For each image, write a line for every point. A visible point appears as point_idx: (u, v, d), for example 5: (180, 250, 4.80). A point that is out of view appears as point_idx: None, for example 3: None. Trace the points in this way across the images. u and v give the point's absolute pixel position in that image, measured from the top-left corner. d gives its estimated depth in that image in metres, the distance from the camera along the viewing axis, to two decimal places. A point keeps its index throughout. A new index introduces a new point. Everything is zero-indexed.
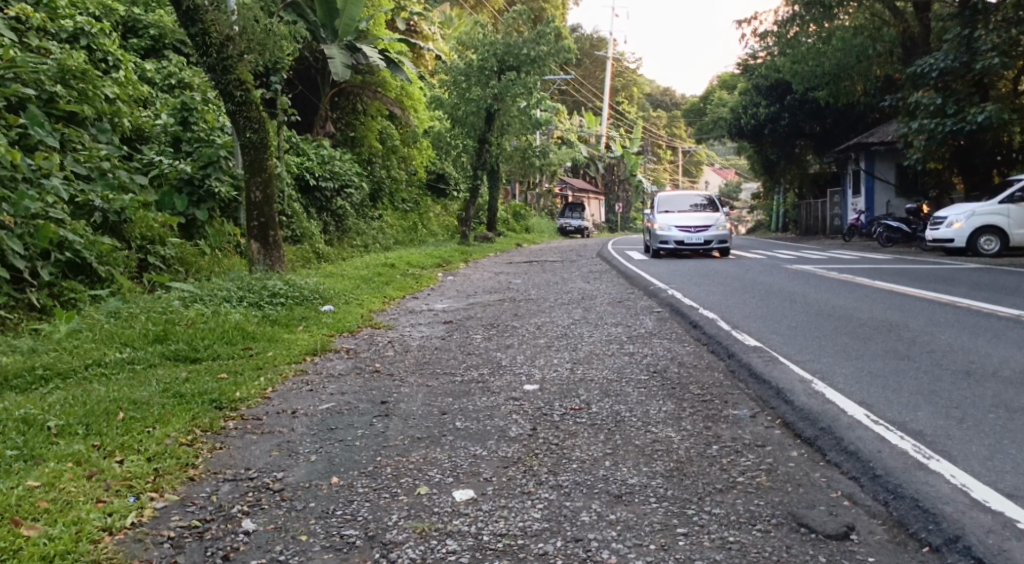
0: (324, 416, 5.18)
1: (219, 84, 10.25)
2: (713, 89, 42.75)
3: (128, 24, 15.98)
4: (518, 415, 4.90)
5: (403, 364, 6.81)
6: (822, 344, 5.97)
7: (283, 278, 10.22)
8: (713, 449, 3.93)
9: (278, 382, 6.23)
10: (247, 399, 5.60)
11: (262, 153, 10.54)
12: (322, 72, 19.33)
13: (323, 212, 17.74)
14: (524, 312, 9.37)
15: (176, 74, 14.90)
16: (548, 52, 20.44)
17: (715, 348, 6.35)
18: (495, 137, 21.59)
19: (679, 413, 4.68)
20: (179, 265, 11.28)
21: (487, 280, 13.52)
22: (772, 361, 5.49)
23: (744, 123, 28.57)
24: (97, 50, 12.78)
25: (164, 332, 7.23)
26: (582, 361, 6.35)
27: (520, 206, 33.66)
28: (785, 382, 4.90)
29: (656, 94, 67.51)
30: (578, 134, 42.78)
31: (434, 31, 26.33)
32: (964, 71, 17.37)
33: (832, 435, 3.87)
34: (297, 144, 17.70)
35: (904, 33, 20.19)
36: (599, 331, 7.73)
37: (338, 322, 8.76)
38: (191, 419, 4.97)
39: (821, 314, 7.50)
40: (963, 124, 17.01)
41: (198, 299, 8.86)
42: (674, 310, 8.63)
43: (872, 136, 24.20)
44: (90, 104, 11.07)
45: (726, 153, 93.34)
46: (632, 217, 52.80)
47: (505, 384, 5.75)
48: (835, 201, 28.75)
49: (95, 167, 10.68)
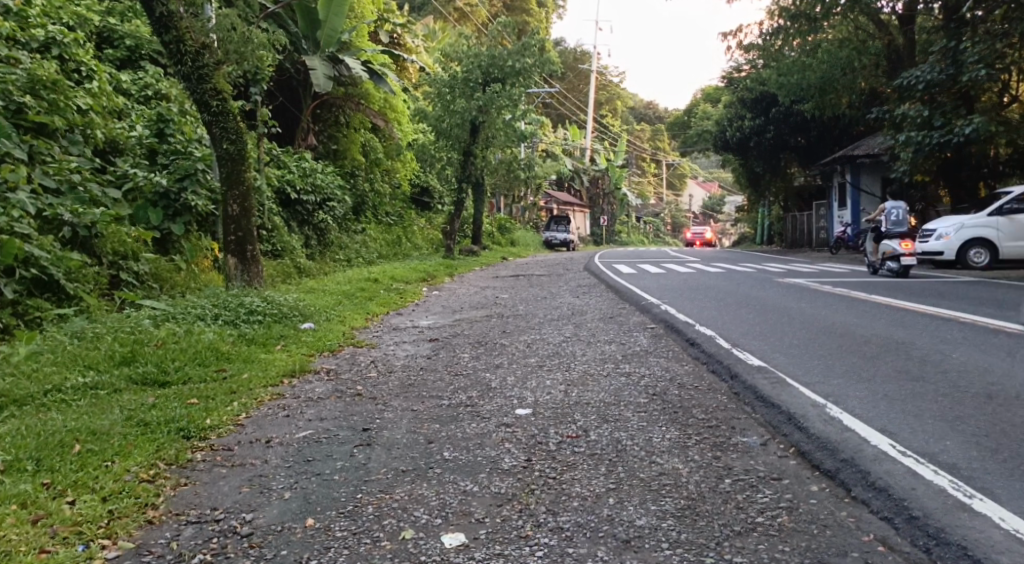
0: (300, 446, 4.80)
1: (194, 94, 9.85)
2: (697, 102, 42.76)
3: (103, 34, 15.59)
4: (511, 443, 4.54)
5: (387, 386, 6.42)
6: (830, 364, 5.65)
7: (261, 294, 9.82)
8: (726, 484, 3.59)
9: (252, 407, 5.85)
10: (218, 427, 5.21)
11: (239, 165, 10.15)
12: (305, 84, 19.03)
13: (305, 226, 17.35)
14: (512, 329, 9.03)
15: (152, 85, 14.52)
16: (532, 64, 20.15)
17: (716, 367, 6.02)
18: (480, 149, 21.28)
19: (685, 441, 4.34)
20: (152, 281, 10.87)
21: (473, 295, 13.17)
22: (779, 383, 5.15)
23: (730, 135, 28.47)
24: (70, 60, 12.37)
25: (132, 354, 6.81)
26: (576, 383, 6.01)
27: (505, 219, 33.33)
28: (796, 406, 4.57)
29: (639, 108, 67.56)
30: (563, 146, 42.63)
31: (418, 43, 26.19)
32: (951, 83, 17.29)
33: (857, 468, 3.54)
34: (278, 156, 17.32)
35: (890, 45, 20.15)
36: (592, 349, 7.39)
37: (318, 341, 8.37)
38: (154, 451, 4.58)
39: (823, 330, 7.19)
40: (950, 136, 16.90)
41: (170, 318, 8.43)
42: (670, 326, 8.29)
43: (859, 148, 24.13)
44: (61, 114, 10.64)
45: (710, 165, 93.61)
46: (617, 230, 52.66)
47: (496, 408, 5.40)
48: (823, 213, 28.71)
49: (65, 180, 10.25)
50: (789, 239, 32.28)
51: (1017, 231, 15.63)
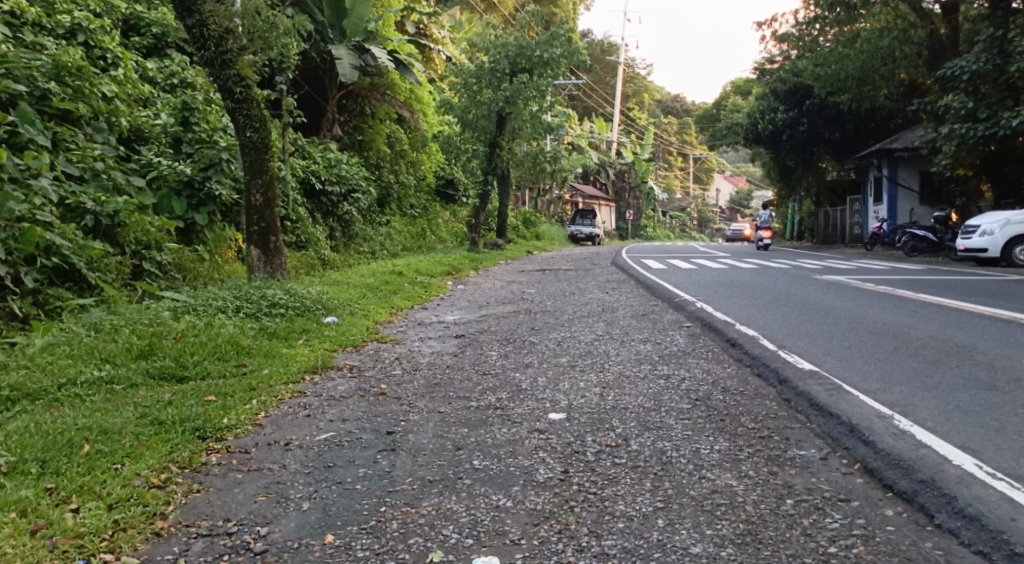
0: (320, 449, 4.52)
1: (218, 80, 9.60)
2: (727, 95, 42.03)
3: (130, 22, 15.48)
4: (545, 452, 4.22)
5: (411, 386, 6.11)
6: (888, 370, 5.27)
7: (283, 287, 9.57)
8: (789, 505, 3.29)
9: (271, 406, 5.59)
10: (235, 427, 4.93)
11: (263, 154, 9.91)
12: (331, 73, 18.81)
13: (329, 217, 17.12)
14: (542, 326, 8.70)
15: (179, 73, 14.35)
16: (561, 53, 19.76)
17: (762, 371, 5.66)
18: (507, 141, 20.94)
19: (736, 453, 4.00)
20: (175, 271, 10.67)
21: (499, 289, 12.84)
22: (835, 389, 4.79)
23: (762, 129, 27.88)
24: (95, 47, 12.14)
25: (149, 347, 6.56)
26: (611, 386, 5.66)
27: (530, 212, 32.96)
28: (859, 416, 4.21)
29: (666, 101, 66.73)
30: (589, 139, 42.11)
31: (445, 34, 25.92)
32: (996, 75, 16.72)
33: (938, 491, 3.24)
34: (303, 147, 17.14)
35: (931, 36, 19.57)
36: (626, 349, 7.05)
37: (342, 335, 8.11)
38: (167, 453, 4.30)
39: (873, 332, 6.81)
40: (996, 129, 16.25)
41: (190, 310, 8.19)
42: (707, 326, 7.92)
43: (896, 142, 23.49)
44: (85, 101, 10.46)
45: (737, 160, 92.34)
46: (643, 224, 52.05)
47: (527, 412, 5.07)
48: (856, 208, 28.11)
49: (88, 168, 10.04)
50: (820, 235, 31.58)
51: None
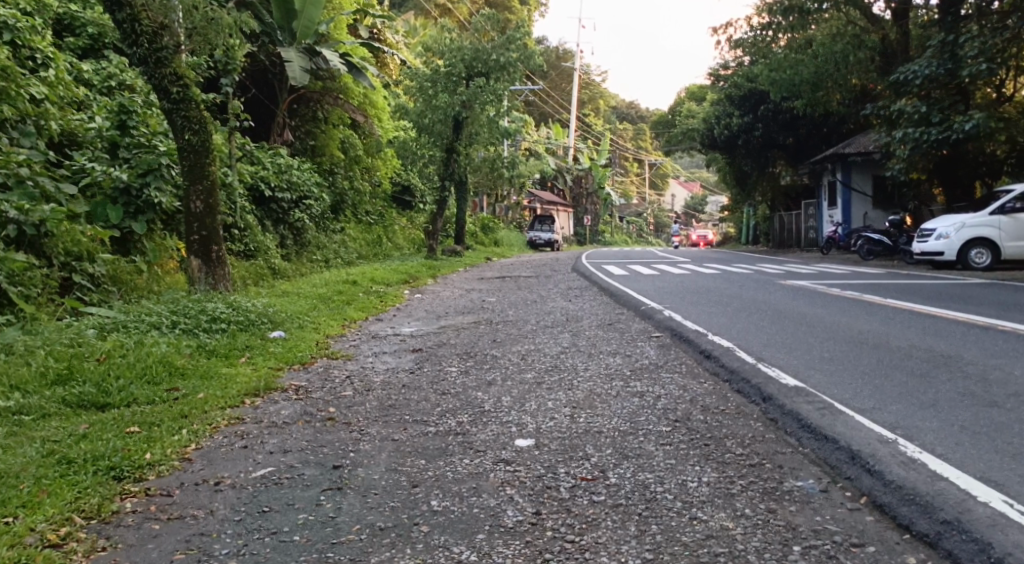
0: (254, 490, 3.97)
1: (152, 79, 8.91)
2: (682, 100, 42.13)
3: (63, 21, 14.62)
4: (513, 489, 3.72)
5: (363, 409, 5.56)
6: (878, 384, 4.87)
7: (226, 299, 8.92)
8: (797, 555, 2.88)
9: (204, 436, 5.01)
10: (158, 464, 4.37)
11: (203, 158, 9.24)
12: (280, 77, 18.14)
13: (280, 225, 16.43)
14: (504, 338, 8.21)
15: (116, 75, 13.58)
16: (518, 58, 19.29)
17: (742, 387, 5.24)
18: (464, 147, 20.42)
19: (727, 485, 3.55)
20: (109, 283, 9.96)
21: (458, 298, 12.34)
22: (827, 408, 4.36)
23: (717, 133, 27.82)
24: (24, 46, 11.23)
25: (68, 371, 5.99)
26: (582, 406, 5.18)
27: (489, 218, 32.46)
28: (859, 439, 3.79)
29: (622, 107, 66.86)
30: (546, 145, 41.84)
31: (399, 39, 25.36)
32: (948, 78, 16.76)
33: (967, 536, 2.85)
34: (251, 152, 16.41)
35: (883, 40, 19.72)
36: (594, 362, 6.61)
37: (288, 352, 7.52)
38: (72, 500, 3.76)
39: (852, 341, 6.46)
40: (949, 133, 16.25)
41: (120, 327, 7.52)
42: (678, 336, 7.50)
43: (850, 146, 23.58)
44: (10, 103, 9.70)
45: (692, 165, 92.90)
46: (602, 230, 51.92)
47: (490, 439, 4.56)
48: (812, 212, 28.24)
49: (12, 174, 9.21)
50: (776, 240, 31.67)
51: (1019, 230, 14.91)
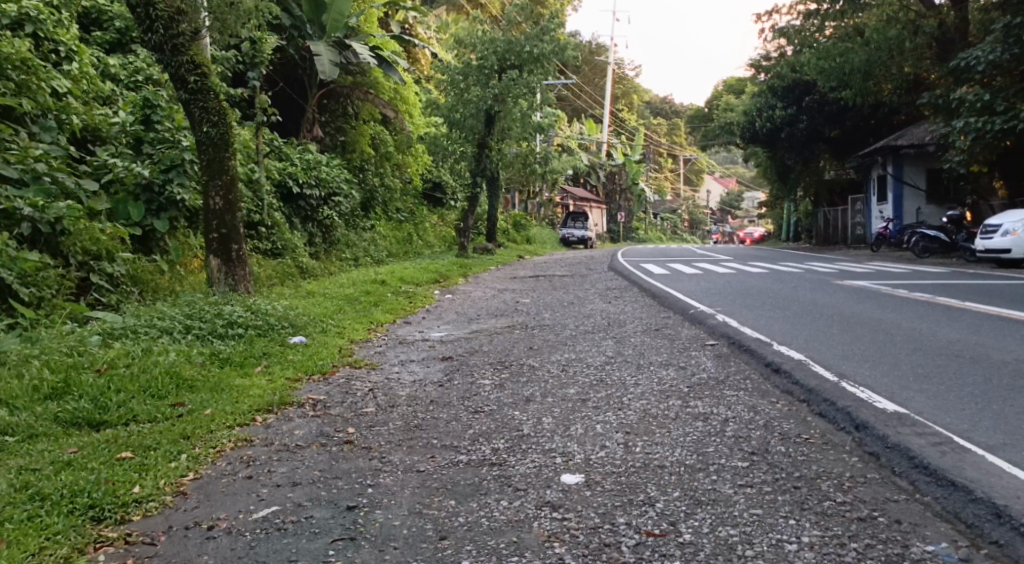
0: (253, 538, 3.34)
1: (168, 67, 8.33)
2: (720, 93, 40.93)
3: (91, 15, 14.18)
4: (563, 546, 3.06)
5: (388, 430, 4.90)
6: (999, 412, 4.11)
7: (244, 301, 8.34)
8: None
9: (205, 463, 4.37)
10: (147, 501, 3.75)
11: (223, 152, 8.62)
12: (309, 71, 17.62)
13: (308, 223, 15.89)
14: (542, 345, 7.49)
15: (143, 69, 13.07)
16: (551, 49, 18.56)
17: (827, 411, 4.49)
18: (496, 141, 19.73)
19: (835, 553, 2.85)
20: (129, 283, 9.40)
21: (490, 299, 11.64)
22: (947, 445, 3.62)
23: (759, 126, 26.79)
24: (47, 39, 10.54)
25: (64, 385, 5.40)
26: (638, 431, 4.47)
27: (521, 215, 31.73)
28: (1000, 495, 3.06)
29: (656, 102, 65.69)
30: (579, 141, 41.01)
31: (431, 33, 24.74)
32: (1013, 64, 15.67)
33: None
34: (279, 148, 15.86)
35: (939, 26, 18.46)
36: (646, 376, 5.88)
37: (309, 360, 6.87)
38: (36, 554, 3.18)
39: (947, 354, 5.64)
40: (1015, 122, 15.16)
41: (127, 333, 6.95)
42: (737, 345, 6.72)
43: (902, 138, 22.47)
44: (30, 97, 9.18)
45: (726, 161, 91.24)
46: (636, 227, 50.89)
47: (530, 474, 3.86)
48: (858, 208, 27.13)
49: (29, 170, 8.59)
50: (820, 236, 30.56)
51: None
